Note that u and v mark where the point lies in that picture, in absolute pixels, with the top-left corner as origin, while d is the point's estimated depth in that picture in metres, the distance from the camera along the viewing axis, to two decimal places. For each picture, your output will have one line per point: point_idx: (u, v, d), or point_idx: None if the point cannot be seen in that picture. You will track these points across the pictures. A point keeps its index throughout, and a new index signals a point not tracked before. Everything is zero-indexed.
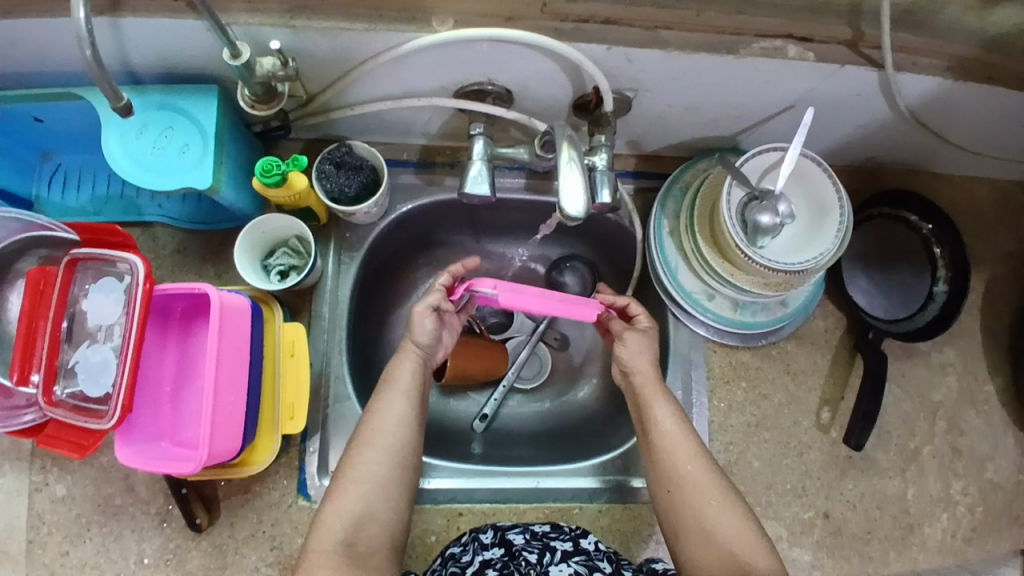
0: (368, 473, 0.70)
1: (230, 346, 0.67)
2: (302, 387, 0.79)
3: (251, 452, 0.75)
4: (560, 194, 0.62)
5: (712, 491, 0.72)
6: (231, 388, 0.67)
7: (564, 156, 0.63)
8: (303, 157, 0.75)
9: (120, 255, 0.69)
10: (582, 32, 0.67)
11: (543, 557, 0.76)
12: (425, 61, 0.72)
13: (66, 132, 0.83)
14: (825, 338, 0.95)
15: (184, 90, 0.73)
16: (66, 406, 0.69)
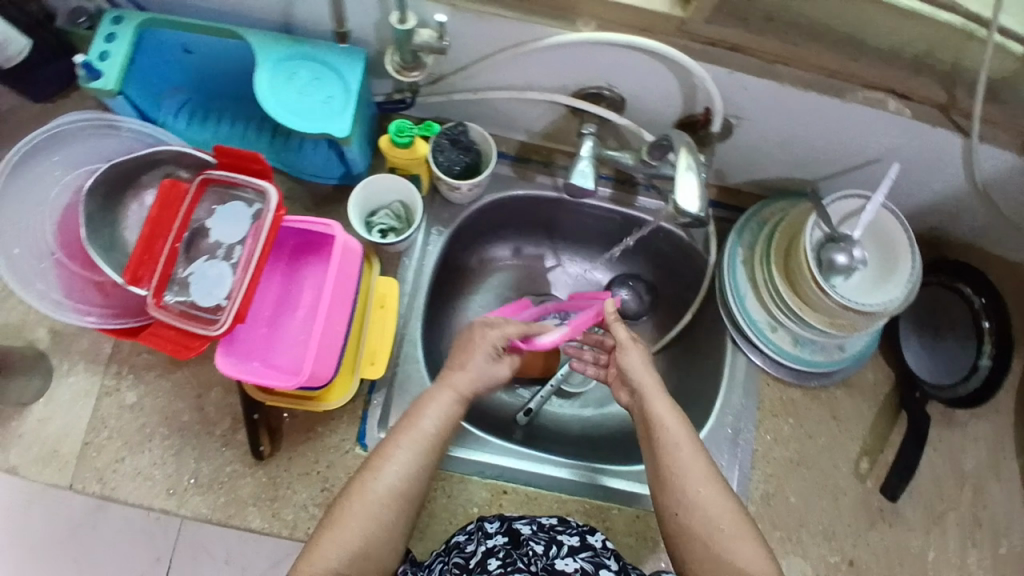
0: (370, 506, 0.69)
1: (341, 281, 0.73)
2: (385, 338, 0.86)
3: (330, 389, 0.82)
4: (678, 193, 0.65)
5: (724, 526, 0.69)
6: (334, 320, 0.73)
7: (683, 162, 0.67)
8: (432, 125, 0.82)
9: (255, 182, 0.75)
10: (708, 53, 0.72)
11: (550, 549, 0.76)
12: (558, 58, 0.77)
13: (206, 69, 0.89)
14: (872, 389, 0.98)
15: (334, 47, 0.80)
16: (172, 310, 0.74)
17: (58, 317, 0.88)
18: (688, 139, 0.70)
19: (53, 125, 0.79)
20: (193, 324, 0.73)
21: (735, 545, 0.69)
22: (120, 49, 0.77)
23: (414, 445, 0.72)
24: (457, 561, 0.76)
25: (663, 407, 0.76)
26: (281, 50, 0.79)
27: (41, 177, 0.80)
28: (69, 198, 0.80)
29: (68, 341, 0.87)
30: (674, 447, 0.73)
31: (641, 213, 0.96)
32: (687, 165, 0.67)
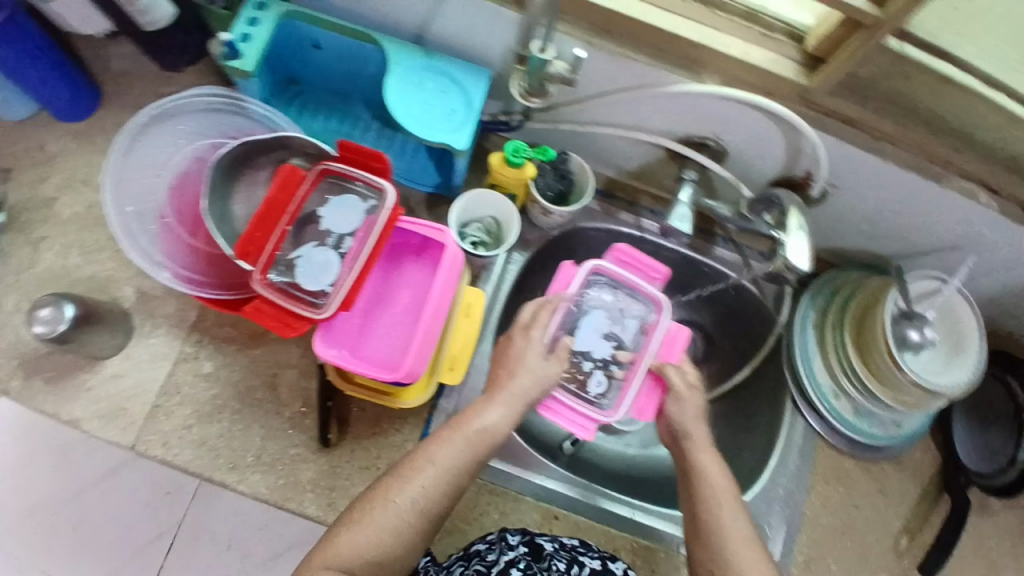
0: (401, 505, 0.69)
1: (445, 285, 0.78)
2: (467, 346, 0.88)
3: (409, 387, 0.84)
4: (788, 248, 0.71)
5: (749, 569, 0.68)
6: (434, 321, 0.77)
7: (794, 224, 0.73)
8: (547, 151, 0.85)
9: (375, 180, 0.78)
10: (821, 123, 0.75)
11: (571, 568, 0.80)
12: (675, 107, 0.81)
13: (324, 64, 0.91)
14: (917, 468, 1.00)
15: (462, 64, 0.84)
16: (276, 287, 0.76)
17: (147, 279, 0.89)
18: (797, 202, 0.78)
19: (189, 94, 0.82)
20: (297, 304, 0.75)
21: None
22: (262, 34, 0.79)
23: (457, 444, 0.74)
24: (478, 568, 0.79)
25: (710, 453, 0.79)
26: (414, 61, 0.83)
27: (166, 140, 0.83)
28: (185, 163, 0.82)
29: (151, 303, 0.89)
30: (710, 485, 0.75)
31: (714, 263, 0.98)
32: (796, 227, 0.73)
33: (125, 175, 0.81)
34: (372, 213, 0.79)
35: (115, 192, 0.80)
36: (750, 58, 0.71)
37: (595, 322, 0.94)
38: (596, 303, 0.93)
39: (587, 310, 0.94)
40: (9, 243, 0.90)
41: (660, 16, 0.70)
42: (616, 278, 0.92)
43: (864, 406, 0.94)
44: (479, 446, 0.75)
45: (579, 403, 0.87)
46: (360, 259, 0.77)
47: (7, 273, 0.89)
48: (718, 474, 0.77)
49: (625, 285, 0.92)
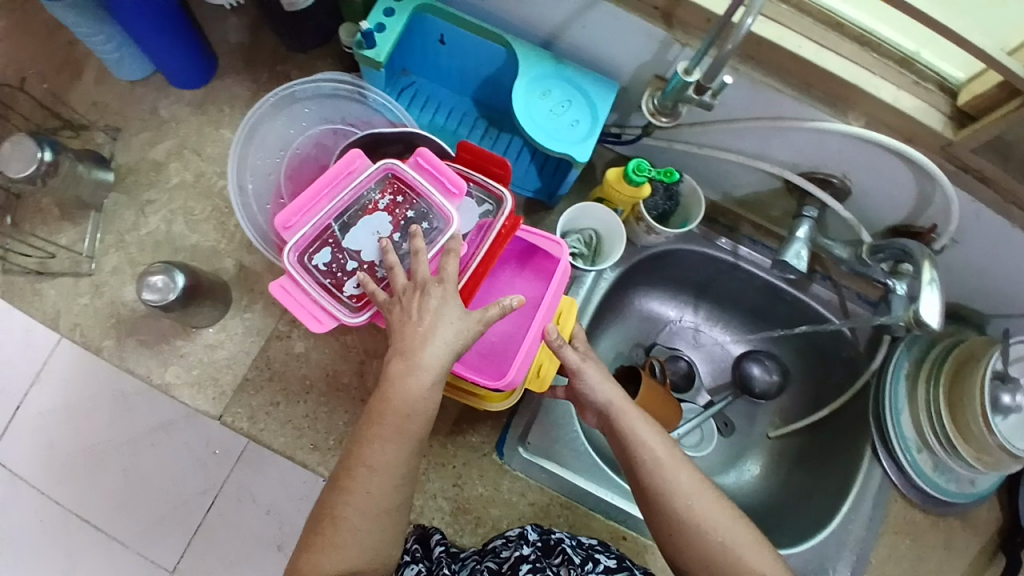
0: (361, 509, 0.57)
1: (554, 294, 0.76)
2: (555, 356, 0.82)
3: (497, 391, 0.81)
4: (923, 307, 0.71)
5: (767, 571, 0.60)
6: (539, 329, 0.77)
7: (927, 274, 0.72)
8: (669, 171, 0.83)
9: (494, 185, 0.74)
10: (958, 177, 0.73)
11: (584, 563, 0.72)
12: (803, 140, 0.80)
13: (449, 60, 0.92)
14: (982, 526, 0.99)
15: (590, 75, 0.83)
16: (310, 273, 0.69)
17: (248, 254, 0.91)
18: (925, 251, 0.75)
19: (328, 81, 0.83)
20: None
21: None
22: (396, 27, 0.81)
23: (399, 440, 0.57)
24: (490, 565, 0.72)
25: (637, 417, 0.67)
26: (543, 68, 0.82)
27: (289, 123, 0.84)
28: (307, 148, 0.84)
29: (253, 278, 0.90)
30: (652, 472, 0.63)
31: (812, 299, 0.98)
32: (928, 278, 0.72)
33: (249, 153, 0.82)
34: (485, 219, 0.74)
35: (238, 167, 0.82)
36: (900, 105, 0.69)
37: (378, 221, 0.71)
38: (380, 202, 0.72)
39: (371, 206, 0.72)
40: (116, 203, 0.92)
41: (815, 52, 0.68)
42: (409, 182, 0.72)
43: (945, 463, 0.94)
44: (414, 429, 0.57)
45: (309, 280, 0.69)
46: (470, 269, 0.72)
47: (112, 232, 0.91)
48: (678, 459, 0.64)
49: (412, 192, 0.72)
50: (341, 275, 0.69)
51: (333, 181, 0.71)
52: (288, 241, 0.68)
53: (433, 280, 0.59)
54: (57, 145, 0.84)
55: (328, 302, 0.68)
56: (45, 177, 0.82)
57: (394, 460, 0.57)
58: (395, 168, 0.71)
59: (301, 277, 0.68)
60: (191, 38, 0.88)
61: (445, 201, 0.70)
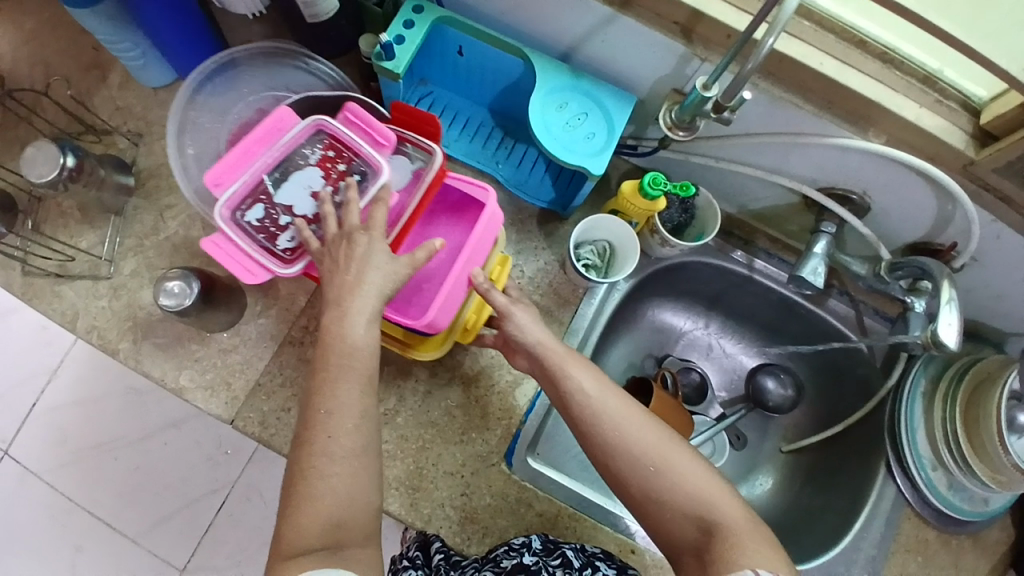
0: (333, 458, 0.54)
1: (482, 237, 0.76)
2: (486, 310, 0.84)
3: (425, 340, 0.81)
4: (941, 326, 0.70)
5: (701, 495, 0.58)
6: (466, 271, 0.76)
7: (946, 294, 0.71)
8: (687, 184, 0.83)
9: (425, 141, 0.76)
10: (978, 196, 0.72)
11: (585, 568, 0.75)
12: (823, 156, 0.79)
13: (467, 70, 0.92)
14: (993, 547, 0.97)
15: (607, 87, 0.83)
16: (241, 226, 0.72)
17: None
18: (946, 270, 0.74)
19: (270, 44, 0.85)
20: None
21: (724, 510, 0.57)
22: (416, 38, 0.81)
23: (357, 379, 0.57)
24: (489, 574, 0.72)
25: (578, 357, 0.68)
26: (560, 80, 0.82)
27: (230, 93, 0.87)
28: (250, 116, 0.87)
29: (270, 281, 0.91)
30: (581, 403, 0.63)
31: (828, 314, 0.97)
32: (947, 298, 0.71)
33: (190, 118, 0.85)
34: (417, 176, 0.77)
35: (177, 130, 0.84)
36: (921, 123, 0.68)
37: (308, 177, 0.75)
38: (309, 157, 0.75)
39: (302, 162, 0.75)
40: (137, 208, 0.93)
41: (836, 68, 0.68)
42: (339, 138, 0.75)
43: (958, 481, 0.91)
44: (362, 366, 0.57)
45: (244, 236, 0.72)
46: (401, 219, 0.76)
47: (132, 236, 0.92)
48: (613, 393, 0.63)
49: (344, 149, 0.75)
50: (273, 228, 0.73)
51: (265, 139, 0.75)
52: (218, 197, 0.71)
53: (359, 229, 0.63)
54: (80, 149, 0.86)
55: (263, 257, 0.71)
56: (69, 181, 0.83)
57: (356, 403, 0.56)
58: (325, 124, 0.74)
59: (232, 229, 0.71)
60: (207, 34, 0.91)
61: (373, 156, 0.74)
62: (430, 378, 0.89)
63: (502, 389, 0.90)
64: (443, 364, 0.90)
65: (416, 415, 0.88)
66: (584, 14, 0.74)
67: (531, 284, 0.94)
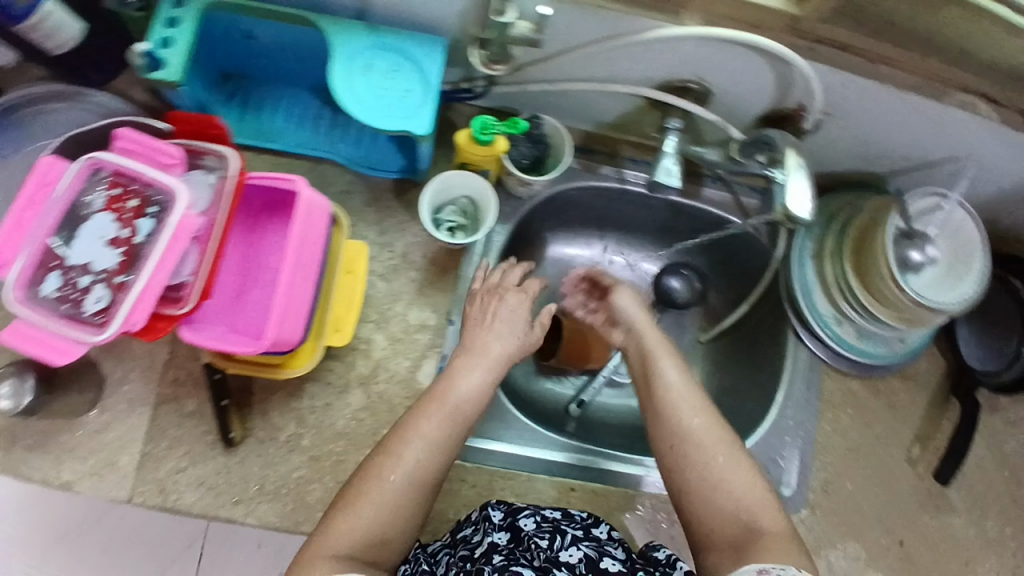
0: (388, 484, 0.66)
1: (308, 236, 0.69)
2: (353, 302, 0.80)
3: (295, 355, 0.77)
4: (788, 196, 0.65)
5: (758, 509, 0.71)
6: (301, 277, 0.69)
7: (791, 163, 0.66)
8: (519, 121, 0.77)
9: (215, 147, 0.70)
10: (814, 51, 0.69)
11: (553, 541, 0.75)
12: (652, 51, 0.74)
13: (264, 53, 0.83)
14: (926, 378, 1.00)
15: (412, 35, 0.75)
16: (39, 303, 0.65)
17: None
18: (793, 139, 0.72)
19: (40, 85, 0.84)
20: (160, 304, 0.68)
21: (769, 521, 0.70)
22: (185, 36, 0.71)
23: (437, 415, 0.71)
24: (462, 554, 0.75)
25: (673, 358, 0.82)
26: (359, 40, 0.73)
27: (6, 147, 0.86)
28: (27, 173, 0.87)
29: (119, 348, 0.87)
30: (703, 437, 0.74)
31: (707, 203, 0.96)
32: (795, 166, 0.66)
33: None
34: (216, 185, 0.70)
35: None
36: None
37: (100, 226, 0.68)
38: (94, 205, 0.68)
39: (87, 212, 0.68)
40: None
41: None
42: (119, 173, 0.69)
43: (866, 329, 0.92)
44: (464, 417, 0.72)
45: (44, 315, 0.65)
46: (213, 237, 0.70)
47: None
48: (710, 425, 0.75)
49: (130, 182, 0.69)
50: (77, 293, 0.66)
51: (34, 202, 0.67)
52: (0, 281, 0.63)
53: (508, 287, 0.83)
54: None
55: (72, 329, 0.64)
56: None
57: (427, 440, 0.69)
58: (98, 162, 0.67)
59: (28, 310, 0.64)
60: None
61: (160, 179, 0.68)
62: (325, 390, 0.86)
63: (403, 377, 0.87)
64: (335, 372, 0.86)
65: (319, 432, 0.85)
66: None
67: (404, 261, 0.89)
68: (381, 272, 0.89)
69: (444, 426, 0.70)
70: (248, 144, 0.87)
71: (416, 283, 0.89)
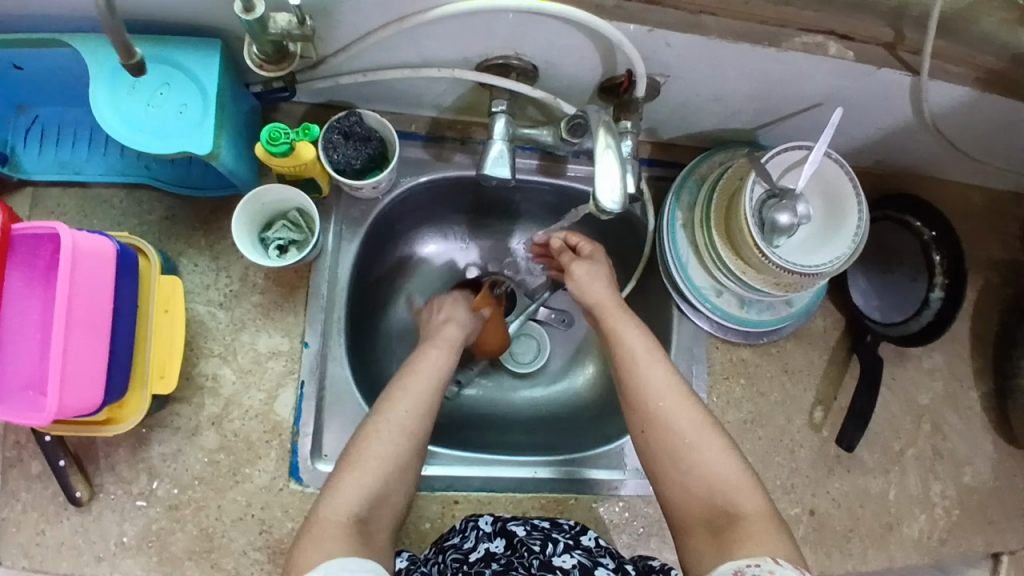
0: (387, 442, 0.71)
1: (86, 294, 0.65)
2: (175, 348, 0.75)
3: (119, 409, 0.75)
4: (597, 181, 0.58)
5: (733, 490, 0.70)
6: (86, 336, 0.66)
7: (601, 142, 0.59)
8: (313, 125, 0.69)
9: None
10: (622, 10, 0.63)
11: (546, 546, 0.78)
12: (451, 30, 0.66)
13: (44, 83, 0.76)
14: (822, 337, 0.98)
15: (180, 42, 0.67)
16: None
17: None
18: (605, 114, 0.63)
19: None
20: None
21: (747, 502, 0.70)
22: None
23: (418, 387, 0.76)
24: (456, 557, 0.77)
25: (626, 317, 0.80)
26: (120, 55, 0.66)
27: None
28: None
29: None
30: (679, 416, 0.74)
31: (571, 181, 0.90)
32: (607, 144, 0.60)
33: None
34: None
35: None
36: None
37: None
38: None
39: None
40: None
41: None
42: None
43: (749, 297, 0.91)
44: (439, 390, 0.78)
45: None
46: None
47: None
48: (678, 401, 0.75)
49: None
50: None
51: None
52: None
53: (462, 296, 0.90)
54: None
55: None
56: None
57: (413, 406, 0.74)
58: None
59: None
60: None
61: None
62: (173, 436, 0.81)
63: (259, 411, 0.82)
64: (182, 416, 0.81)
65: (173, 480, 0.80)
66: None
67: (244, 285, 0.83)
68: (220, 300, 0.82)
69: (426, 392, 0.76)
70: (55, 181, 0.81)
71: (260, 308, 0.82)
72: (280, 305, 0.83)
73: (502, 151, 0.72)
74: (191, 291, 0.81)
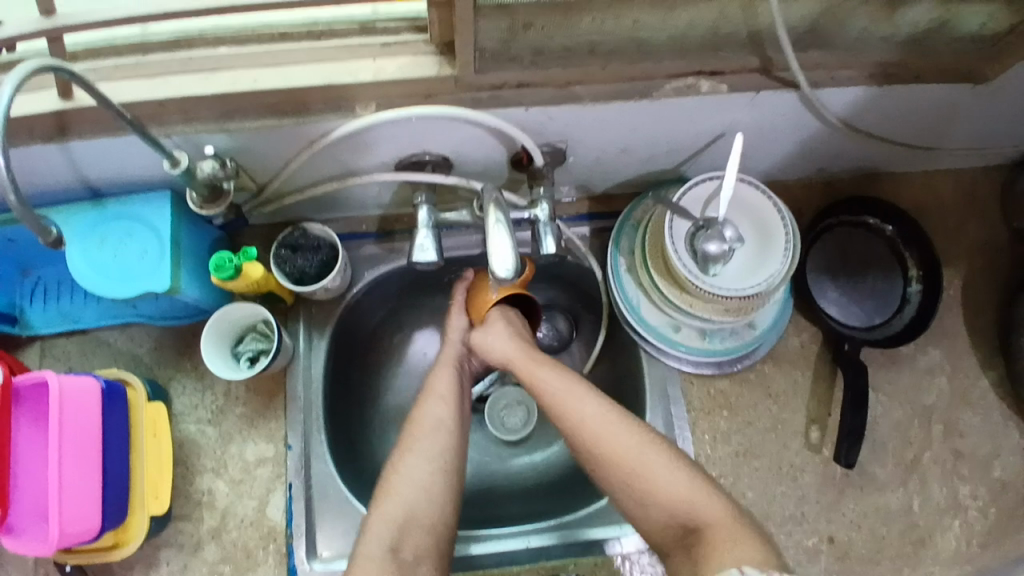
0: (417, 470, 0.73)
1: (75, 430, 0.74)
2: (165, 467, 0.85)
3: (122, 532, 0.81)
4: (490, 254, 0.68)
5: (724, 529, 0.66)
6: (79, 468, 0.74)
7: (492, 218, 0.69)
8: (251, 248, 0.80)
9: None
10: (498, 98, 0.70)
11: None
12: (361, 145, 0.74)
13: (37, 249, 0.85)
14: (802, 355, 0.96)
15: (138, 198, 0.78)
16: None
17: None
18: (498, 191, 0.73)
19: None
20: None
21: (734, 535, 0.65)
22: None
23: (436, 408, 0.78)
24: None
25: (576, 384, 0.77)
26: (87, 218, 0.77)
27: None
28: None
29: None
30: (652, 469, 0.71)
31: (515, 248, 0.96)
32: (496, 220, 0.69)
33: None
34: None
35: None
36: (383, 76, 0.66)
37: None
38: None
39: None
40: None
41: (272, 77, 0.66)
42: None
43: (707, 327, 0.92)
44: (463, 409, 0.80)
45: None
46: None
47: None
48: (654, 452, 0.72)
49: None
50: None
51: None
52: None
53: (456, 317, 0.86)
54: None
55: None
56: None
57: (437, 425, 0.77)
58: None
59: None
60: None
61: None
62: (177, 553, 0.85)
63: (252, 519, 0.86)
64: (184, 532, 0.85)
65: None
66: (45, 154, 0.69)
67: (228, 399, 0.90)
68: (209, 417, 0.89)
69: (442, 414, 0.78)
70: (58, 331, 0.90)
71: (244, 419, 0.89)
72: (264, 410, 0.89)
73: (432, 233, 0.79)
74: (181, 413, 0.89)
